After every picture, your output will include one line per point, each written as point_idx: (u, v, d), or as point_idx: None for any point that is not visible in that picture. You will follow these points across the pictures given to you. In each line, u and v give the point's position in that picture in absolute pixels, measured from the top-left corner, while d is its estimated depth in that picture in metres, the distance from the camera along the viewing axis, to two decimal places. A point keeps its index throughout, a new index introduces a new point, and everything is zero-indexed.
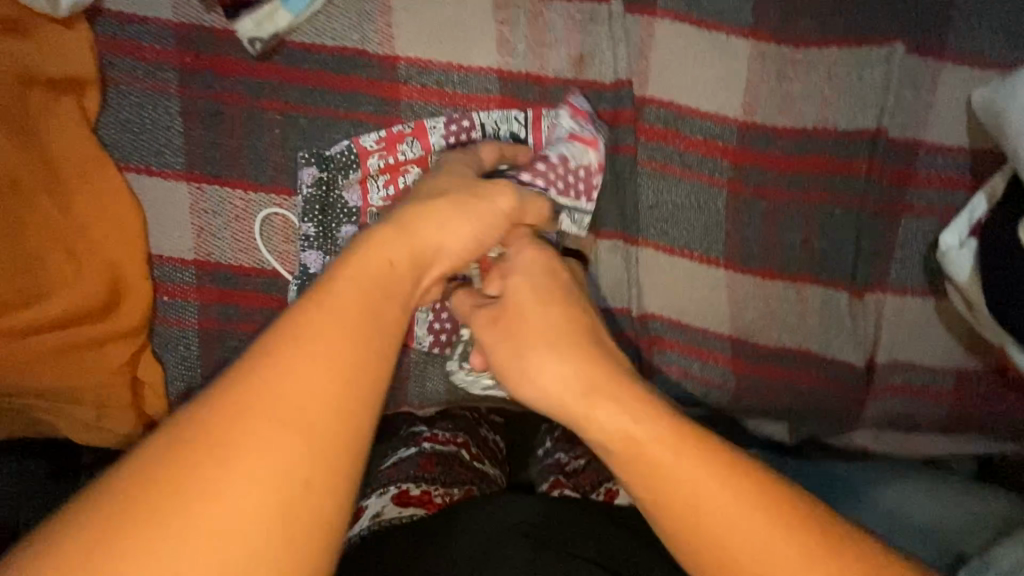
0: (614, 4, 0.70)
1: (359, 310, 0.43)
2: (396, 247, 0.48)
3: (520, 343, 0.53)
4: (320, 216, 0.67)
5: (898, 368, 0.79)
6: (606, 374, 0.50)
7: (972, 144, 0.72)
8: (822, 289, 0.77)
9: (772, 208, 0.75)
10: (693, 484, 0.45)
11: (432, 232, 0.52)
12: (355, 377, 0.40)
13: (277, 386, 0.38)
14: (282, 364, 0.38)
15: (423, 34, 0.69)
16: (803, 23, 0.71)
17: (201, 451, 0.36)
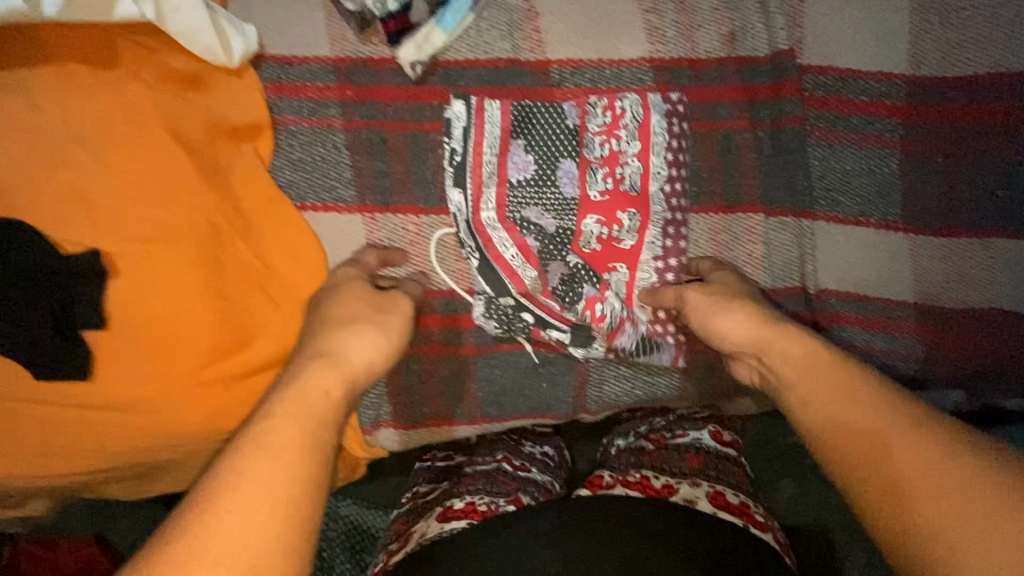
0: None
1: (281, 427, 0.46)
2: (318, 375, 0.50)
3: (804, 394, 0.53)
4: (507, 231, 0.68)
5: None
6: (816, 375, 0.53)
7: None
8: (1014, 242, 0.72)
9: (948, 163, 0.71)
10: (921, 468, 0.43)
11: (360, 352, 0.54)
12: (303, 470, 0.44)
13: (272, 450, 0.44)
14: (213, 498, 0.41)
15: (574, 33, 0.68)
16: None
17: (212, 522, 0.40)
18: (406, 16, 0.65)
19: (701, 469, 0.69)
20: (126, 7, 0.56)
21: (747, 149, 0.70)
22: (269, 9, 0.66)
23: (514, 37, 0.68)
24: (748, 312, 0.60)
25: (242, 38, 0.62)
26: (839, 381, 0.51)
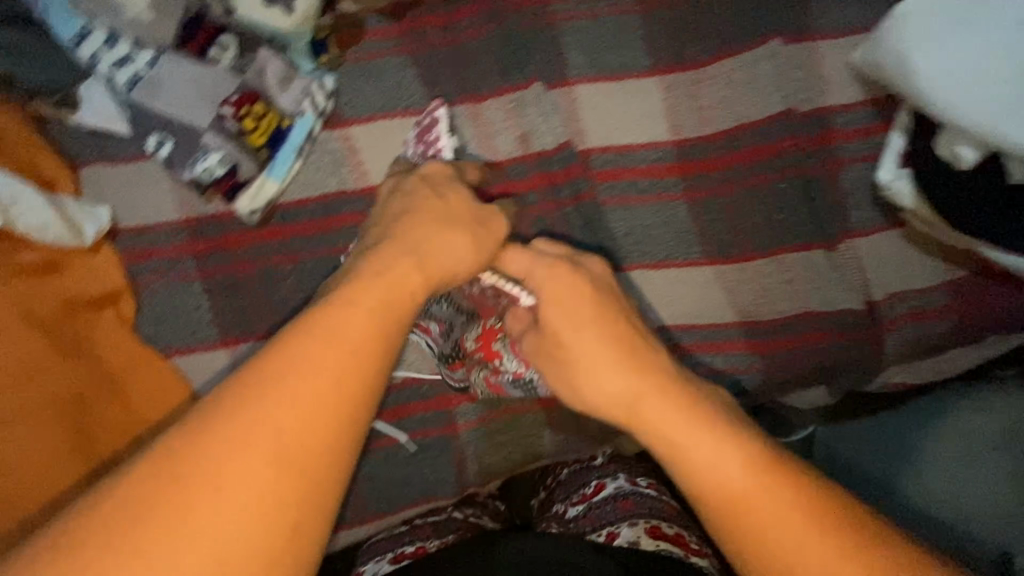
0: (536, 87, 0.83)
1: (341, 334, 0.44)
2: (373, 295, 0.48)
3: (668, 442, 0.51)
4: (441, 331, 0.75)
5: (917, 294, 0.85)
6: (673, 432, 0.51)
7: (869, 95, 0.82)
8: (800, 255, 0.85)
9: (729, 202, 0.84)
10: (791, 523, 0.46)
11: (451, 242, 0.58)
12: (351, 384, 0.43)
13: (298, 376, 0.41)
14: (247, 399, 0.40)
15: (390, 159, 0.80)
16: (694, 48, 0.83)
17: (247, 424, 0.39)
18: (236, 176, 0.74)
19: (634, 509, 0.70)
20: None
21: (557, 225, 0.82)
22: (118, 190, 0.76)
23: (338, 173, 0.79)
24: (621, 369, 0.55)
25: (93, 220, 0.71)
26: (680, 403, 0.53)
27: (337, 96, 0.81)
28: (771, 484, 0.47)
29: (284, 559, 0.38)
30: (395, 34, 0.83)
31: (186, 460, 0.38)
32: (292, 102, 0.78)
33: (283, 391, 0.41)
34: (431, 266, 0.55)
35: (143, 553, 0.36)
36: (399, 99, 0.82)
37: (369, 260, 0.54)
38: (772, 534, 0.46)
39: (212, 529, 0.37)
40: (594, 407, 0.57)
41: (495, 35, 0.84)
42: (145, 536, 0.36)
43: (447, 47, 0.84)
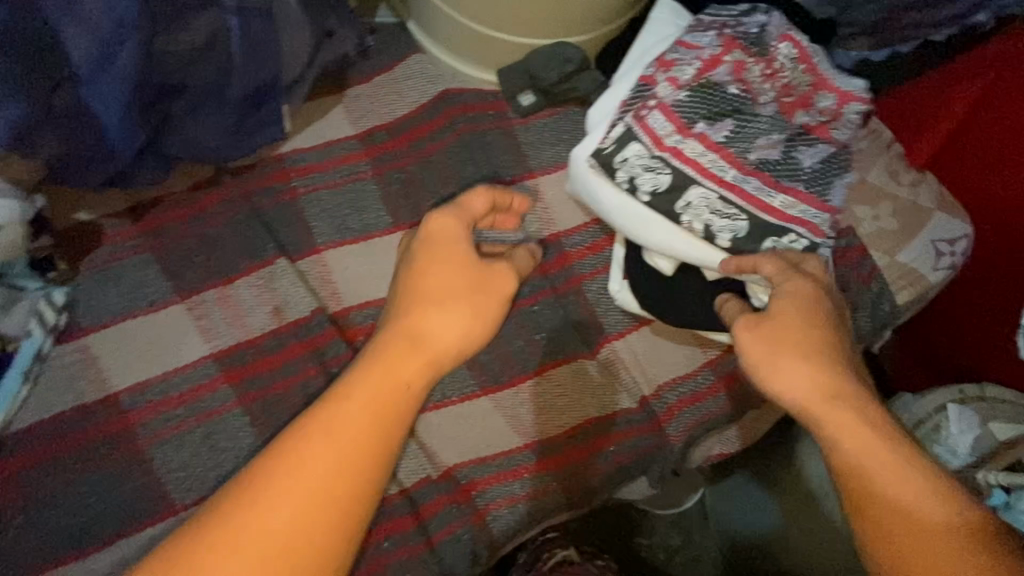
0: (280, 262, 0.86)
1: (370, 410, 0.57)
2: (371, 387, 0.59)
3: (875, 465, 0.57)
4: (703, 104, 0.74)
5: (697, 374, 0.91)
6: (841, 417, 0.59)
7: (590, 216, 0.92)
8: (567, 368, 0.89)
9: (489, 331, 0.89)
10: (880, 489, 0.56)
11: (444, 332, 0.62)
12: (354, 461, 0.55)
13: (309, 471, 0.54)
14: (239, 493, 0.53)
15: (134, 361, 0.79)
16: (428, 202, 0.91)
17: (235, 521, 0.52)
18: None
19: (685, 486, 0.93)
20: None
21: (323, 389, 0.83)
22: None
23: (74, 387, 0.76)
24: (805, 369, 0.61)
25: None
26: (888, 465, 0.56)
27: (72, 308, 0.80)
28: (887, 447, 0.57)
29: None
30: (137, 234, 0.86)
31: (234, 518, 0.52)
32: (18, 324, 0.76)
33: (297, 477, 0.54)
34: (440, 339, 0.62)
35: None
36: (141, 298, 0.82)
37: (367, 355, 0.61)
38: (897, 529, 0.54)
39: None
40: (785, 395, 0.62)
41: (239, 216, 0.88)
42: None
43: (191, 239, 0.86)
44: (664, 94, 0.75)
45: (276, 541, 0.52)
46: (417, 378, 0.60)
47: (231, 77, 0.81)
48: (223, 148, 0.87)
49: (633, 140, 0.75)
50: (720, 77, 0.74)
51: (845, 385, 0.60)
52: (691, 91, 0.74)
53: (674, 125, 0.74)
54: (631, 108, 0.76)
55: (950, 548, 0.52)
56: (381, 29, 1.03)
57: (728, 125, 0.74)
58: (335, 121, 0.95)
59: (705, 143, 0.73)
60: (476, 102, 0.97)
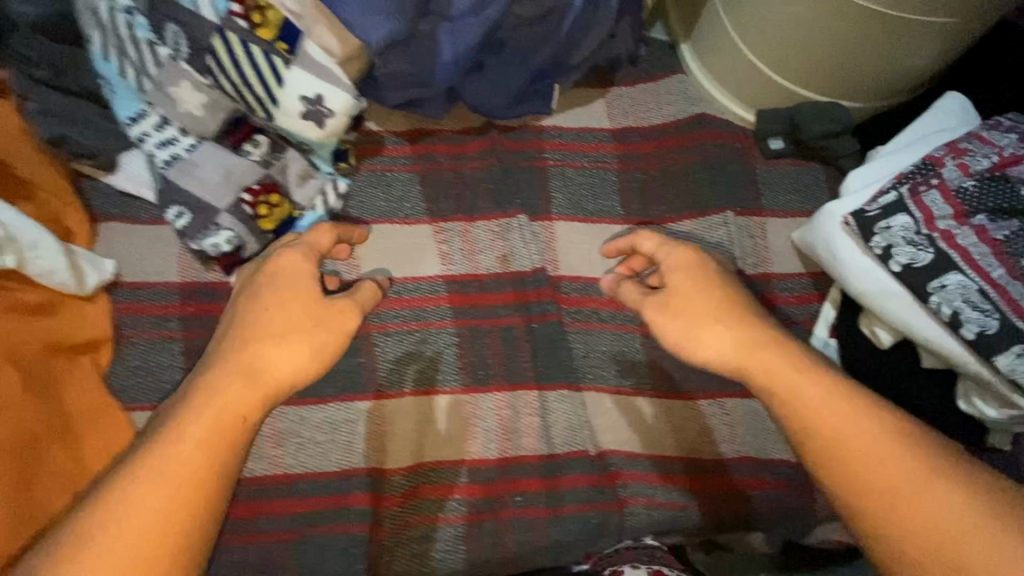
0: (520, 217, 0.95)
1: (230, 402, 0.62)
2: (235, 399, 0.62)
3: (862, 462, 0.60)
4: (990, 196, 0.73)
5: None
6: (766, 364, 0.66)
7: (807, 269, 0.94)
8: (742, 401, 0.91)
9: None
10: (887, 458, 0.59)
11: (278, 363, 0.66)
12: (204, 451, 0.60)
13: (179, 460, 0.59)
14: (115, 488, 0.58)
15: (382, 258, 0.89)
16: (660, 207, 0.97)
17: (139, 488, 0.57)
18: (238, 254, 0.82)
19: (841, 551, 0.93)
20: None
21: (522, 340, 0.90)
22: (127, 251, 0.83)
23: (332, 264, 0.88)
24: (721, 334, 0.68)
25: (98, 272, 0.77)
26: (886, 442, 0.60)
27: (346, 197, 0.91)
28: (824, 393, 0.63)
29: (189, 523, 0.58)
30: (410, 153, 0.97)
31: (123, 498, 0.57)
32: (306, 197, 0.88)
33: (164, 467, 0.58)
34: (253, 377, 0.64)
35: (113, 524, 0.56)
36: (399, 207, 0.93)
37: (219, 364, 0.64)
38: (881, 512, 0.58)
39: (140, 516, 0.56)
40: (715, 363, 0.69)
41: (494, 168, 0.98)
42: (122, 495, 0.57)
43: (448, 171, 0.97)
44: (949, 177, 0.75)
45: (187, 480, 0.59)
46: (255, 410, 0.63)
47: (542, 47, 0.91)
48: (503, 107, 0.98)
49: (897, 211, 0.77)
50: (1019, 175, 0.73)
51: (763, 336, 0.67)
52: (979, 181, 0.74)
53: (953, 209, 0.74)
54: (914, 179, 0.77)
55: (924, 475, 0.58)
56: (653, 44, 1.11)
57: (1010, 221, 0.73)
58: (593, 110, 1.04)
59: (981, 238, 0.73)
60: (727, 132, 1.02)
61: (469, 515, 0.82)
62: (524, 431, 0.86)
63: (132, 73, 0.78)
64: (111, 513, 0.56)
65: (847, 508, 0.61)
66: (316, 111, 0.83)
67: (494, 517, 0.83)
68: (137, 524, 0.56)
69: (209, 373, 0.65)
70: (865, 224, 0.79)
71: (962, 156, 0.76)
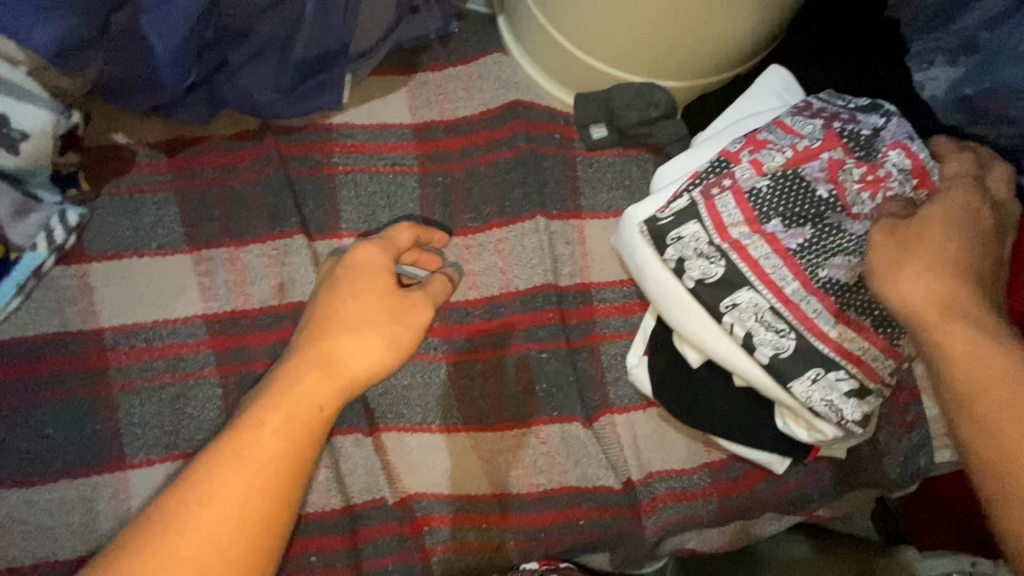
0: (298, 238, 0.82)
1: (302, 397, 0.57)
2: (322, 389, 0.58)
3: (966, 383, 0.51)
4: (780, 199, 0.66)
5: (690, 472, 0.85)
6: (940, 322, 0.54)
7: (629, 275, 0.84)
8: (558, 427, 0.83)
9: (489, 366, 0.83)
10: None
11: (355, 358, 0.61)
12: (295, 439, 0.55)
13: (251, 459, 0.53)
14: (200, 479, 0.52)
15: (128, 301, 0.76)
16: (466, 215, 0.85)
17: (223, 475, 0.52)
18: None
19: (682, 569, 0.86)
20: None
21: None
22: None
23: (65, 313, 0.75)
24: (919, 274, 0.56)
25: None
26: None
27: (83, 230, 0.78)
28: (976, 350, 0.51)
29: (258, 541, 0.51)
30: (167, 170, 0.83)
31: (201, 499, 0.51)
32: (26, 234, 0.74)
33: (235, 468, 0.52)
34: (322, 384, 0.58)
35: (184, 532, 0.50)
36: (152, 237, 0.80)
37: (299, 357, 0.60)
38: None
39: (213, 513, 0.50)
40: (902, 301, 0.57)
41: (270, 180, 0.84)
42: (184, 495, 0.51)
43: (216, 188, 0.84)
44: (741, 176, 0.67)
45: (260, 470, 0.53)
46: (333, 400, 0.58)
47: (296, 36, 0.76)
48: (272, 105, 0.83)
49: (689, 217, 0.67)
50: (813, 173, 0.65)
51: (966, 285, 0.55)
52: (772, 179, 0.66)
53: (745, 216, 0.66)
54: (708, 181, 0.68)
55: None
56: (469, 19, 0.97)
57: (805, 226, 0.65)
58: (392, 102, 0.90)
59: (773, 249, 0.66)
60: (544, 121, 0.89)
61: None
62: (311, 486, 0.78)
63: None
64: (162, 523, 0.50)
65: (981, 472, 0.49)
66: (3, 134, 0.68)
67: None
68: (221, 514, 0.51)
69: (287, 360, 0.61)
70: (658, 233, 0.68)
71: (758, 149, 0.67)
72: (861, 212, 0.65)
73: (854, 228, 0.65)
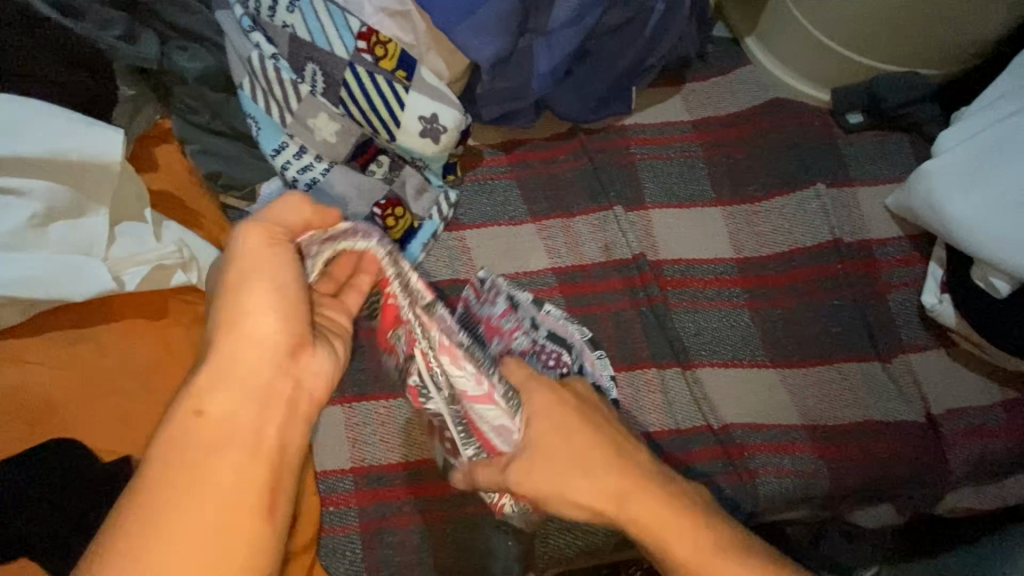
0: (617, 209, 1.01)
1: (213, 417, 0.48)
2: (228, 396, 0.49)
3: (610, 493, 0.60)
4: None
5: (981, 413, 0.91)
6: (589, 455, 0.60)
7: (905, 232, 0.97)
8: (857, 363, 0.93)
9: (787, 312, 0.95)
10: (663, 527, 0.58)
11: (259, 329, 0.52)
12: (236, 465, 0.47)
13: (177, 496, 0.45)
14: (150, 507, 0.44)
15: (498, 257, 0.97)
16: (750, 187, 1.01)
17: (171, 498, 0.45)
18: None
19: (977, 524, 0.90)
20: (178, 279, 0.75)
21: (634, 322, 0.94)
22: None
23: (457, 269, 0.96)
24: (557, 444, 0.60)
25: None
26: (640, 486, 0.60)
27: (457, 206, 1.00)
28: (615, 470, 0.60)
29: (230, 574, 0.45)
30: (507, 163, 1.06)
31: (160, 515, 0.44)
32: (423, 207, 0.97)
33: (203, 472, 0.46)
34: (222, 421, 0.49)
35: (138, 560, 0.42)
36: (506, 212, 1.01)
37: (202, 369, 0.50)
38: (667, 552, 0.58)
39: (178, 538, 0.44)
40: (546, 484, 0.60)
41: (586, 167, 1.05)
42: (145, 521, 0.44)
43: (546, 175, 1.05)
44: None
45: (222, 502, 0.46)
46: (248, 408, 0.49)
47: (628, 52, 0.98)
48: (587, 112, 1.05)
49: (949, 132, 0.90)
50: None
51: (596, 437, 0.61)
52: None
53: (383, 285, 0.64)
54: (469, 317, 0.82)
55: (695, 534, 0.58)
56: (717, 41, 1.17)
57: None
58: (669, 107, 1.10)
59: None
60: (805, 112, 1.07)
61: None
62: (649, 408, 0.90)
63: (276, 109, 0.88)
64: (138, 532, 0.43)
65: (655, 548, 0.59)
66: (432, 129, 0.92)
67: None
68: (184, 532, 0.44)
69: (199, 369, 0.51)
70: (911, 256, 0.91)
71: None
72: None
73: None
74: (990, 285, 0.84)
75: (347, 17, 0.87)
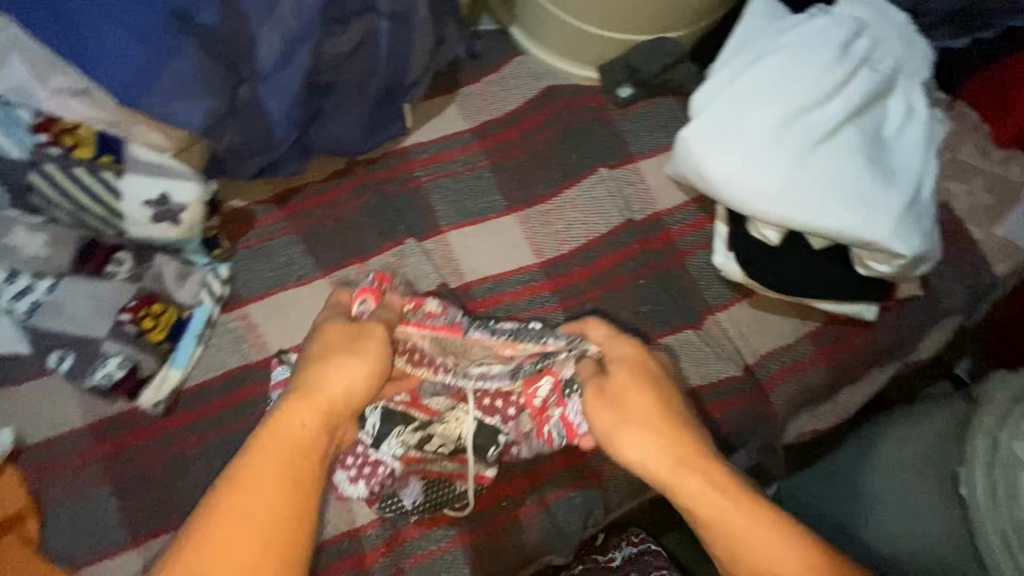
0: (410, 241, 0.95)
1: (270, 464, 0.56)
2: (297, 432, 0.59)
3: (676, 482, 0.62)
4: (769, 64, 0.85)
5: (788, 351, 0.96)
6: (665, 422, 0.65)
7: (690, 196, 0.99)
8: (674, 336, 0.94)
9: (600, 304, 0.94)
10: (731, 522, 0.57)
11: (336, 378, 0.65)
12: (281, 514, 0.53)
13: (253, 516, 0.53)
14: (202, 540, 0.51)
15: (289, 328, 0.89)
16: (539, 186, 0.99)
17: (209, 556, 0.51)
18: (135, 373, 0.79)
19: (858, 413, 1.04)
20: None
21: None
22: (22, 412, 0.80)
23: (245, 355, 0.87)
24: (644, 435, 0.65)
25: None
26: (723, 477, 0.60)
27: (233, 281, 0.89)
28: (685, 448, 0.63)
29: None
30: (283, 218, 0.96)
31: (206, 571, 0.50)
32: (189, 293, 0.85)
33: (247, 523, 0.52)
34: (283, 466, 0.56)
35: None
36: (290, 273, 0.92)
37: (252, 444, 0.58)
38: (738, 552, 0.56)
39: None
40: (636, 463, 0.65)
41: (371, 203, 0.98)
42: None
43: (329, 221, 0.97)
44: (756, 48, 0.87)
45: (261, 546, 0.52)
46: (302, 466, 0.57)
47: (372, 75, 0.90)
48: (358, 140, 0.96)
49: None
50: (795, 54, 0.84)
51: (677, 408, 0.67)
52: (766, 54, 0.86)
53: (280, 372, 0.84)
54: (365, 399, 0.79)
55: (775, 536, 0.55)
56: (483, 34, 1.12)
57: (794, 96, 0.83)
58: (445, 118, 1.05)
59: (777, 88, 0.84)
60: (577, 96, 1.05)
61: (463, 538, 0.82)
62: None
63: None
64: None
65: (719, 540, 0.58)
66: (166, 210, 0.82)
67: (489, 530, 0.83)
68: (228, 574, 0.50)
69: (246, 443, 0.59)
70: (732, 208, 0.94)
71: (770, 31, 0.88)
72: (841, 96, 0.83)
73: (831, 113, 0.83)
74: (760, 236, 0.89)
75: (15, 110, 0.75)
